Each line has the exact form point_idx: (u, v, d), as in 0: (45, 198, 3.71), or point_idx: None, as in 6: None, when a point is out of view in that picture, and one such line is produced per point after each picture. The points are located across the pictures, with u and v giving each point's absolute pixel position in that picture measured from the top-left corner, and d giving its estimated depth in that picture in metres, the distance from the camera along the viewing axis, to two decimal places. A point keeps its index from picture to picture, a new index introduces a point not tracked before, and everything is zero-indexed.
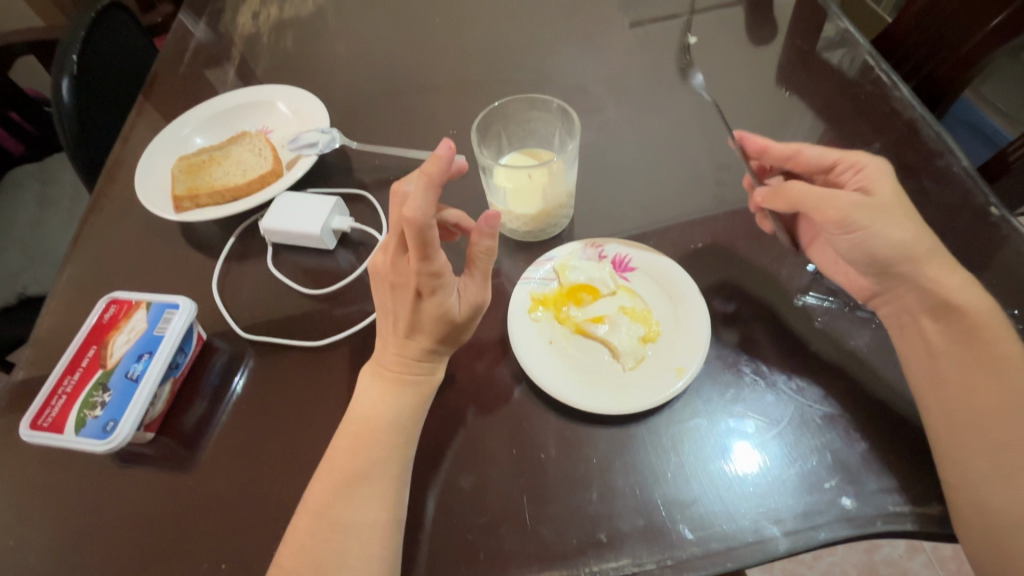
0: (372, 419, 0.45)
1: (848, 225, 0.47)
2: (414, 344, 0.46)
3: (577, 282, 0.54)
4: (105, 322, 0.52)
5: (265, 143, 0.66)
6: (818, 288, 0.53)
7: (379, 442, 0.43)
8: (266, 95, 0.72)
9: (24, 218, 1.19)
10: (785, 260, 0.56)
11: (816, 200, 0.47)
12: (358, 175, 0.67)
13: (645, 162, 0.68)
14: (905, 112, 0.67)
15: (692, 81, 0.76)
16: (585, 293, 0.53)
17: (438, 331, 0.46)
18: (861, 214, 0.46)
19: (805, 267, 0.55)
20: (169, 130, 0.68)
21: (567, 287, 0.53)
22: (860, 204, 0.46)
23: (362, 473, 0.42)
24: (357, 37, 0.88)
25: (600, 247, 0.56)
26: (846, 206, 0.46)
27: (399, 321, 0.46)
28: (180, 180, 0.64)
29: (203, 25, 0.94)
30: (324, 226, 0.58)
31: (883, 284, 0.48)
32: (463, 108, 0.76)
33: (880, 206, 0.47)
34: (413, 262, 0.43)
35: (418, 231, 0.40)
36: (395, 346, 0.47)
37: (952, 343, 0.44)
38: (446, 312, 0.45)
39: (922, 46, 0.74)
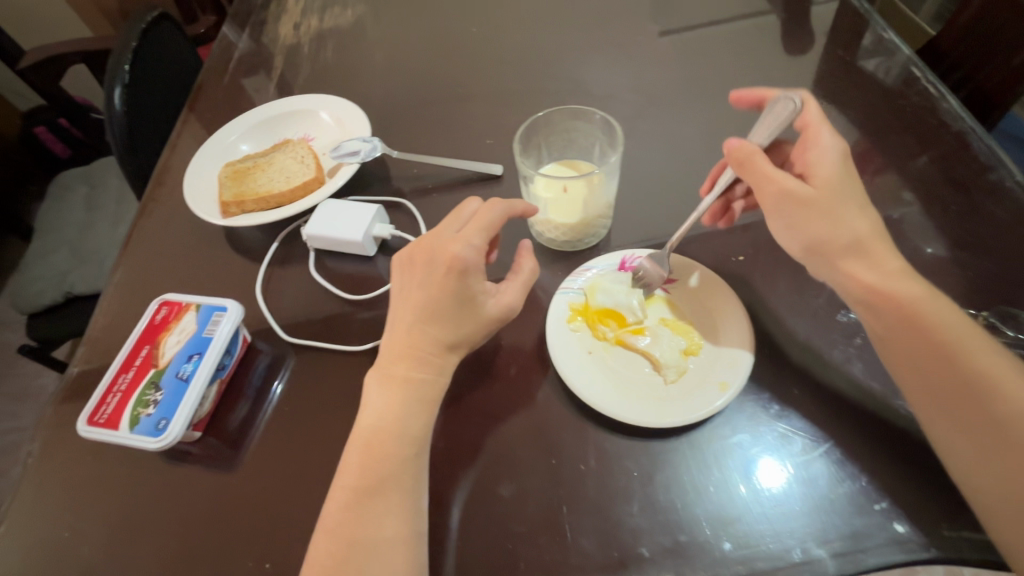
0: (382, 434, 0.43)
1: (777, 212, 0.48)
2: (430, 333, 0.46)
3: (604, 308, 0.52)
4: (157, 323, 0.54)
5: (307, 151, 0.68)
6: None
7: (388, 459, 0.42)
8: (308, 104, 0.74)
9: (73, 220, 1.25)
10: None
11: (757, 181, 0.48)
12: (396, 183, 0.69)
13: (680, 173, 0.67)
14: (954, 124, 0.65)
15: (728, 91, 0.76)
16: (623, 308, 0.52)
17: (447, 321, 0.46)
18: (792, 205, 0.47)
19: None
20: (216, 137, 0.70)
21: (595, 310, 0.52)
22: (794, 194, 0.47)
23: (374, 489, 0.41)
24: (394, 47, 0.90)
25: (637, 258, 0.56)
26: (783, 189, 0.47)
27: (421, 298, 0.47)
28: (227, 186, 0.66)
29: (246, 37, 0.97)
30: (365, 234, 0.59)
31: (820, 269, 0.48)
32: (499, 117, 0.77)
33: (817, 198, 0.46)
34: (463, 235, 0.48)
35: (492, 211, 0.49)
36: (411, 341, 0.46)
37: (896, 327, 0.43)
38: (473, 297, 0.47)
39: (970, 57, 0.72)
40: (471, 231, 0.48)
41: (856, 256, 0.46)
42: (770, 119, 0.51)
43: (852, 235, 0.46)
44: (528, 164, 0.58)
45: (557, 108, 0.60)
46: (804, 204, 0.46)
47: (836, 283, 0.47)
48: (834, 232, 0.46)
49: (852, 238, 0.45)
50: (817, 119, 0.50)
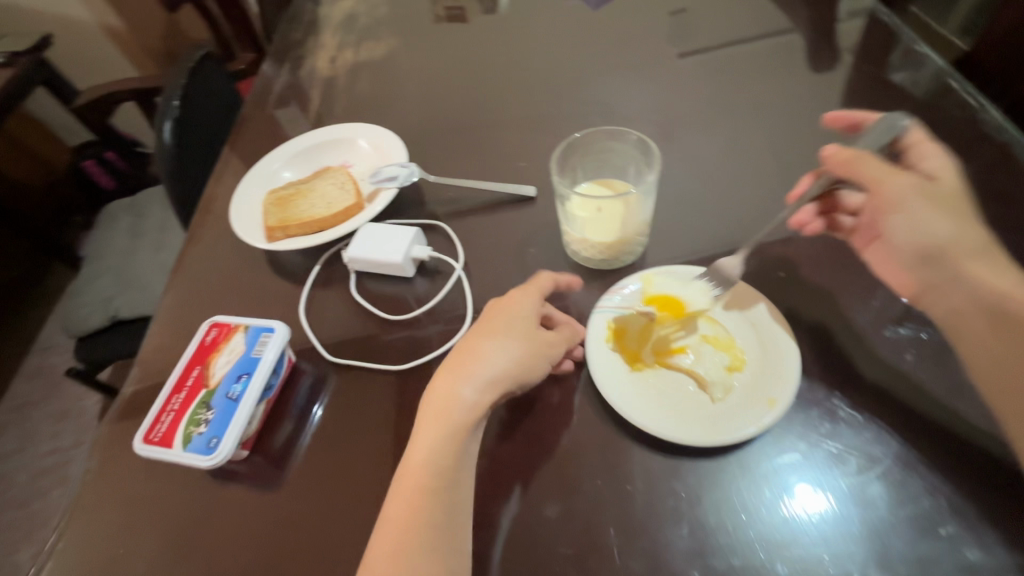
0: (430, 450, 0.43)
1: (899, 207, 0.49)
2: (493, 353, 0.46)
3: (659, 295, 0.54)
4: (207, 344, 0.56)
5: (347, 178, 0.70)
6: (911, 321, 0.51)
7: (434, 477, 0.42)
8: (346, 132, 0.76)
9: (119, 248, 1.31)
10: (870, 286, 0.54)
11: (875, 176, 0.49)
12: (431, 206, 0.70)
13: (713, 191, 0.68)
14: (997, 136, 0.64)
15: (757, 108, 0.76)
16: (690, 303, 0.53)
17: (508, 342, 0.47)
18: (915, 198, 0.49)
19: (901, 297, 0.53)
20: (261, 164, 0.73)
21: (650, 298, 0.54)
22: (918, 188, 0.49)
23: (421, 508, 0.41)
24: (426, 77, 0.94)
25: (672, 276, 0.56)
26: (905, 184, 0.49)
27: (493, 325, 0.49)
28: (271, 212, 0.68)
29: (286, 71, 1.03)
30: (405, 254, 0.60)
31: (927, 275, 0.48)
32: (528, 141, 0.79)
33: (936, 196, 0.49)
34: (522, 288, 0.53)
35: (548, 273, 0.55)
36: (471, 360, 0.46)
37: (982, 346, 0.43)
38: (530, 328, 0.49)
39: None
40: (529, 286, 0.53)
41: (982, 258, 0.47)
42: (877, 132, 0.51)
43: (971, 236, 0.48)
44: (564, 185, 0.59)
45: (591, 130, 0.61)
46: (928, 198, 0.49)
47: (952, 287, 0.47)
48: (953, 235, 0.48)
49: (971, 239, 0.47)
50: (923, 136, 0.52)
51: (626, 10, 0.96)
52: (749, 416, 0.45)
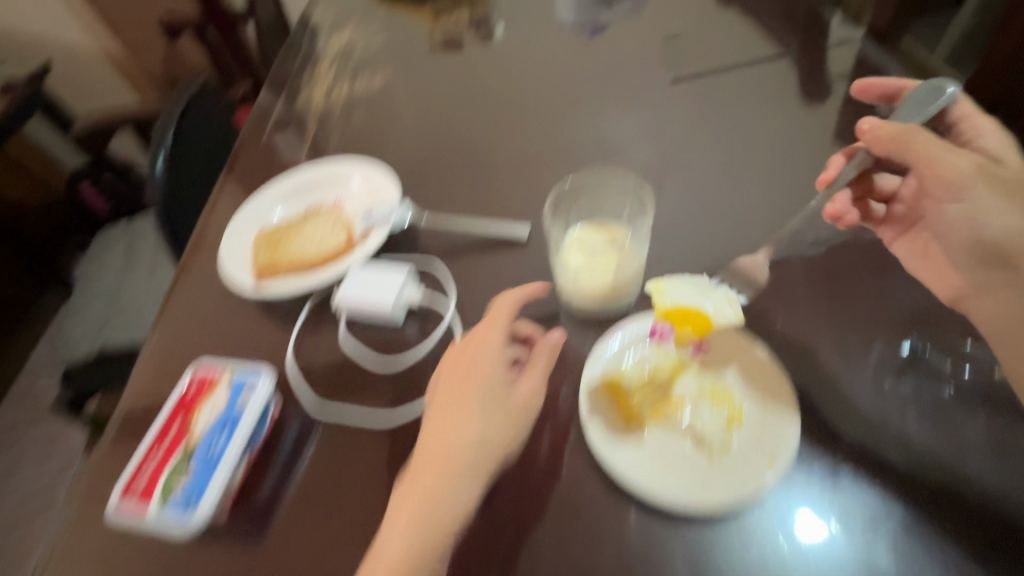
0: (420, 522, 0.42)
1: (960, 191, 0.51)
2: (467, 425, 0.45)
3: (678, 305, 0.48)
4: (189, 395, 0.54)
5: (340, 217, 0.70)
6: (912, 375, 0.50)
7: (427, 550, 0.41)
8: (340, 169, 0.75)
9: (112, 275, 1.30)
10: (871, 332, 0.53)
11: (933, 154, 0.51)
12: (423, 245, 0.69)
13: (710, 228, 0.66)
14: None
15: (752, 143, 0.76)
16: (693, 311, 0.47)
17: (479, 407, 0.46)
18: (978, 183, 0.51)
19: (900, 346, 0.52)
20: (252, 203, 0.72)
21: (672, 308, 0.48)
22: (983, 172, 0.51)
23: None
24: (420, 109, 0.94)
25: None
26: (967, 166, 0.51)
27: (495, 377, 0.48)
28: (261, 251, 0.67)
29: (281, 102, 1.02)
30: (396, 299, 0.60)
31: (988, 267, 0.51)
32: (522, 175, 0.79)
33: (1003, 179, 0.51)
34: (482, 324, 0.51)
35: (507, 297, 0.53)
36: (447, 435, 0.45)
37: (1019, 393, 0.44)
38: (498, 382, 0.48)
39: None
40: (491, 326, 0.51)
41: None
42: (924, 100, 0.55)
43: None
44: (558, 229, 0.58)
45: (584, 176, 0.61)
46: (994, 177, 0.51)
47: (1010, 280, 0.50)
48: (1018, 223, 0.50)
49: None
50: (975, 112, 0.58)
51: (619, 43, 0.96)
52: (748, 479, 0.44)
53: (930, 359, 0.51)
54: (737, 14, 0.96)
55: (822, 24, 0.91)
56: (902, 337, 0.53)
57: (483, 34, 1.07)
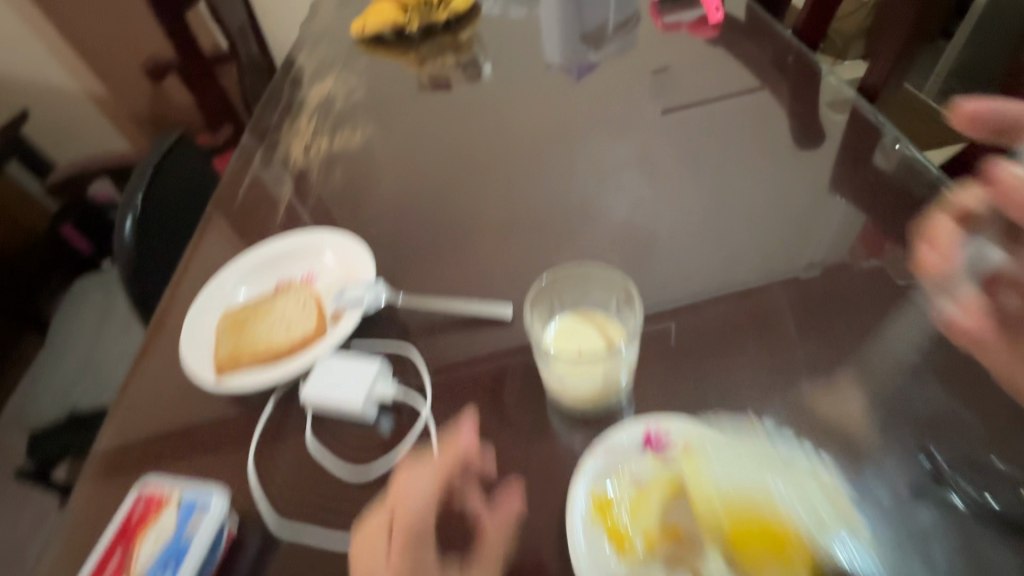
0: None
1: None
2: None
3: (740, 490, 0.43)
4: (133, 519, 0.49)
5: (309, 296, 0.66)
6: (935, 497, 0.46)
7: None
8: (311, 242, 0.71)
9: (87, 332, 1.26)
10: (881, 445, 0.50)
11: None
12: (399, 326, 0.64)
13: (706, 304, 0.62)
14: None
15: (745, 211, 0.72)
16: (760, 495, 0.42)
17: None
18: None
19: (919, 458, 0.48)
20: (215, 284, 0.68)
21: (737, 496, 0.42)
22: None
23: None
24: (401, 168, 0.91)
25: (662, 429, 0.49)
26: None
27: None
28: (223, 340, 0.62)
29: (258, 159, 0.99)
30: (366, 396, 0.55)
31: None
32: (506, 243, 0.74)
33: None
34: (398, 538, 0.47)
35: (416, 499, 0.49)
36: None
37: None
38: None
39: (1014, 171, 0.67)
40: (400, 537, 0.47)
41: None
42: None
43: None
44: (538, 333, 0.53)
45: (566, 268, 0.56)
46: None
47: None
48: None
49: None
50: None
51: (604, 100, 0.94)
52: None
53: (950, 480, 0.47)
54: (725, 67, 0.94)
55: (813, 77, 0.88)
56: (919, 450, 0.49)
57: (471, 75, 1.09)
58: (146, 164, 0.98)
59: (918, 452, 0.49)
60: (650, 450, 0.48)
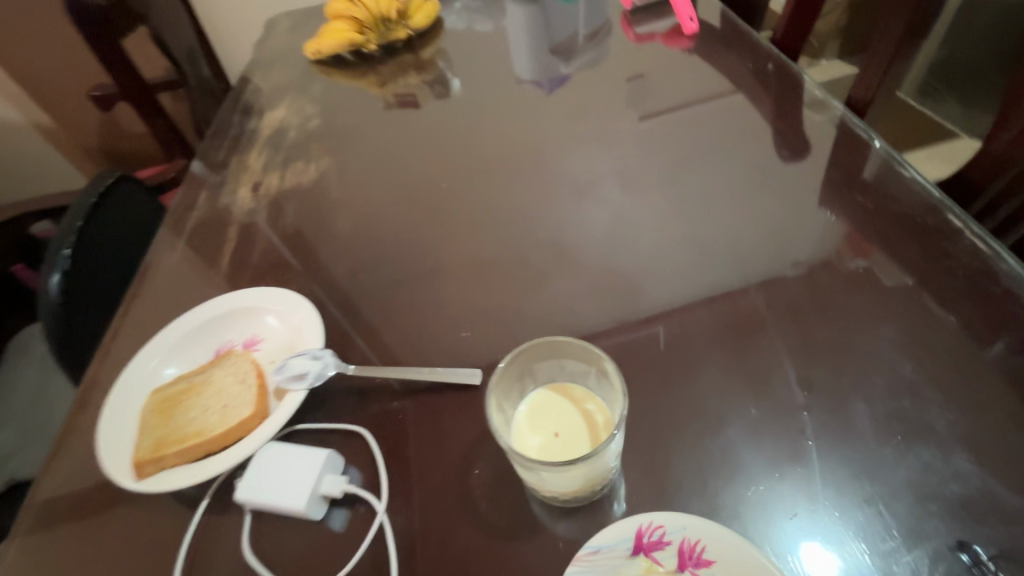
0: None
1: None
2: None
3: None
4: None
5: (249, 368, 0.58)
6: None
7: None
8: (253, 302, 0.64)
9: (28, 385, 1.16)
10: (907, 535, 0.42)
11: None
12: (351, 400, 0.56)
13: (694, 355, 0.55)
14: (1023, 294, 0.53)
15: (733, 242, 0.65)
16: None
17: None
18: None
19: (955, 553, 0.41)
20: (140, 359, 0.60)
21: None
22: None
23: None
24: (359, 208, 0.83)
25: (659, 530, 0.41)
26: None
27: None
28: (148, 429, 0.54)
29: (203, 199, 0.91)
30: (310, 496, 0.48)
31: None
32: (478, 291, 0.67)
33: None
34: None
35: None
36: None
37: None
38: None
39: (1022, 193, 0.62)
40: None
41: None
42: None
43: None
44: (507, 424, 0.45)
45: (534, 341, 0.47)
46: None
47: None
48: None
49: None
50: None
51: (576, 118, 0.88)
52: None
53: None
54: (703, 77, 0.87)
55: (798, 81, 0.82)
56: (955, 543, 0.42)
57: (439, 92, 1.02)
58: (75, 214, 0.86)
59: (955, 545, 0.42)
60: (643, 556, 0.40)
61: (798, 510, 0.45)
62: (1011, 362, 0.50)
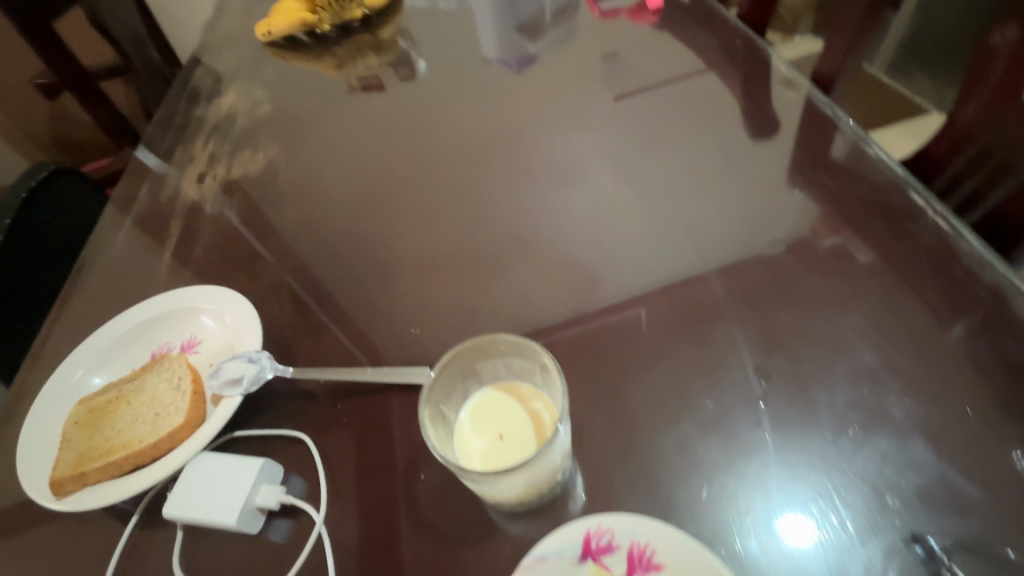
0: None
1: None
2: None
3: None
4: None
5: (183, 374, 0.54)
6: None
7: None
8: (190, 303, 0.60)
9: None
10: (863, 528, 0.41)
11: None
12: (295, 404, 0.53)
13: (654, 345, 0.53)
14: (984, 274, 0.52)
15: (696, 225, 0.63)
16: None
17: None
18: None
19: (909, 545, 0.40)
20: (68, 367, 0.56)
21: None
22: None
23: None
24: (312, 198, 0.79)
25: (607, 534, 0.39)
26: None
27: None
28: (72, 443, 0.51)
29: (146, 191, 0.86)
30: (243, 510, 0.45)
31: None
32: (435, 285, 0.64)
33: None
34: None
35: None
36: None
37: None
38: None
39: (988, 171, 0.60)
40: None
41: None
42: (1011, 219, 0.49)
43: None
44: (447, 429, 0.44)
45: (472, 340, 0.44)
46: None
47: None
48: None
49: None
50: None
51: (541, 100, 0.84)
52: None
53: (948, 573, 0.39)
54: (671, 57, 0.84)
55: (767, 57, 0.79)
56: (909, 535, 0.40)
57: (400, 74, 0.97)
58: (4, 208, 0.82)
59: (909, 538, 0.40)
60: (591, 561, 0.38)
61: (751, 509, 0.43)
62: (972, 347, 0.48)
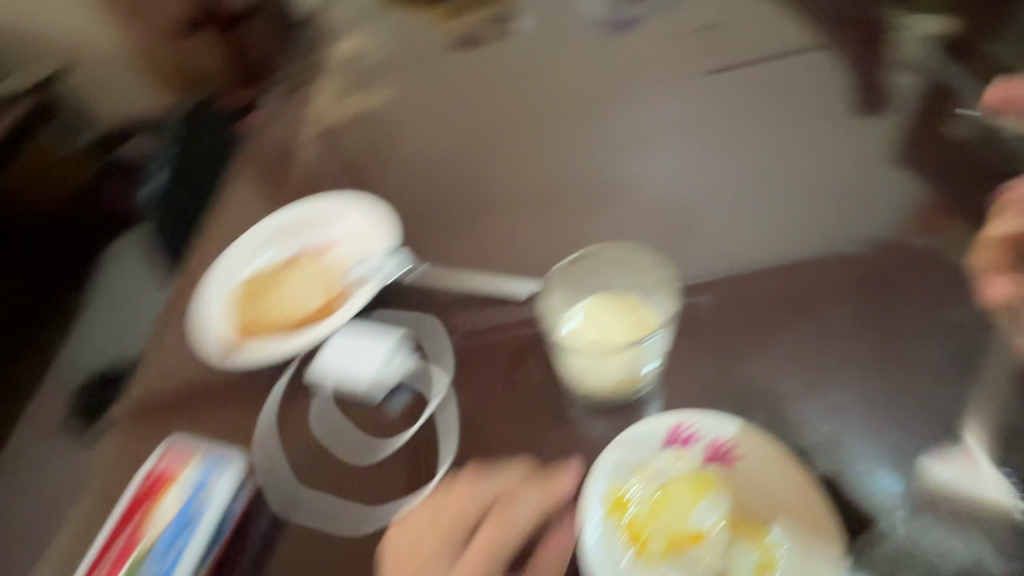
0: None
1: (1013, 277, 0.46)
2: None
3: None
4: (152, 482, 0.52)
5: (327, 267, 0.65)
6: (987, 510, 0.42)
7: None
8: (328, 209, 0.69)
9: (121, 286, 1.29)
10: (924, 455, 0.45)
11: None
12: (417, 299, 0.62)
13: (744, 285, 0.58)
14: None
15: (793, 182, 0.66)
16: None
17: None
18: None
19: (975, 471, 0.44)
20: (230, 254, 0.67)
21: None
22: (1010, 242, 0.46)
23: None
24: (423, 133, 0.87)
25: (690, 429, 0.45)
26: None
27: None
28: (242, 312, 0.63)
29: (279, 119, 0.96)
30: (383, 368, 0.55)
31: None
32: (534, 213, 0.69)
33: None
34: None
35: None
36: None
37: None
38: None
39: None
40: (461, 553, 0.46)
41: None
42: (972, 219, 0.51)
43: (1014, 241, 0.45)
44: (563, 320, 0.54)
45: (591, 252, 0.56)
46: None
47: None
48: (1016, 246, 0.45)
49: None
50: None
51: (642, 58, 0.87)
52: None
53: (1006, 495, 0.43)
54: (778, 22, 0.85)
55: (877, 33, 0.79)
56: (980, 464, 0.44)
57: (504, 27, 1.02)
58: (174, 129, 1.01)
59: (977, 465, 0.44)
60: (675, 447, 0.45)
61: (825, 430, 0.48)
62: None
